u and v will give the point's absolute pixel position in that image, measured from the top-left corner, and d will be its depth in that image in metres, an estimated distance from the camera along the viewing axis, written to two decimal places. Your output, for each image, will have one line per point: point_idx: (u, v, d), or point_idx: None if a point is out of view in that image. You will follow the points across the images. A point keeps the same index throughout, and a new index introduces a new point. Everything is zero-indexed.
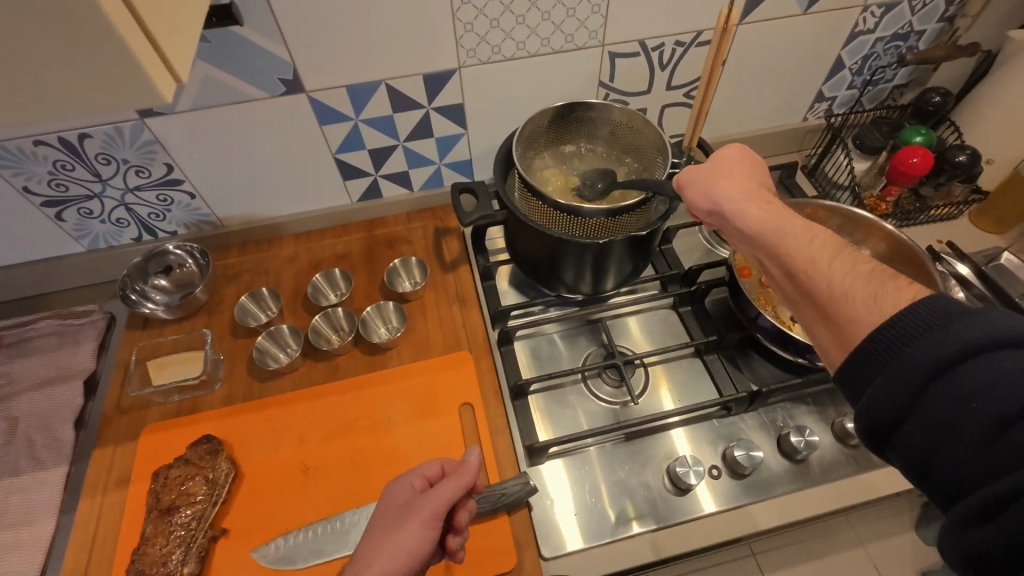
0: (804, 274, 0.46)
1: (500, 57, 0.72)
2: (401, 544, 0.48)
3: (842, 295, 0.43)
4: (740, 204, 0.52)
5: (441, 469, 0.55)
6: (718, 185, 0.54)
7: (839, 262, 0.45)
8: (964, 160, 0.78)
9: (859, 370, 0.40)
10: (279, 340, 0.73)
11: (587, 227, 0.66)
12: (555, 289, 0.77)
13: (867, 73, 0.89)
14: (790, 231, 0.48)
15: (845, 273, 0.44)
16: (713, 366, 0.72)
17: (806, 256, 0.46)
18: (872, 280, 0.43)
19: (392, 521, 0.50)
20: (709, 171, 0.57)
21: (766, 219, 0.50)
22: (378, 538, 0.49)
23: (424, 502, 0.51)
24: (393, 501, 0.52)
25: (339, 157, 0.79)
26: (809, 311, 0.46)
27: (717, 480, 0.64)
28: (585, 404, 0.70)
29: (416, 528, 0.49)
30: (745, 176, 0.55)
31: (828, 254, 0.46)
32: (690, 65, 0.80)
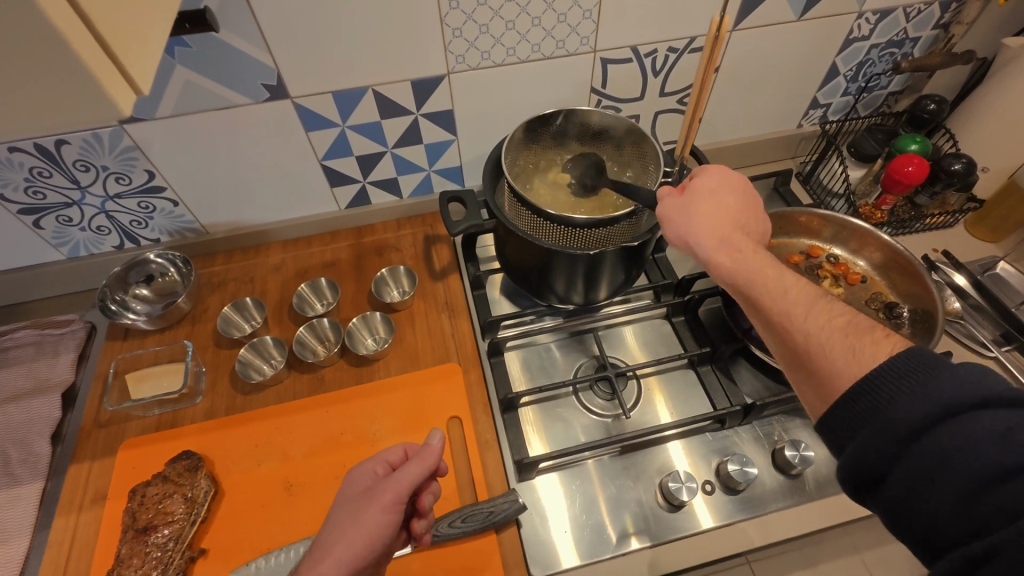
0: (782, 326, 0.46)
1: (490, 63, 0.70)
2: (364, 531, 0.47)
3: (822, 352, 0.43)
4: (717, 250, 0.51)
5: (403, 454, 0.55)
6: (699, 214, 0.52)
7: (815, 314, 0.45)
8: (960, 168, 0.77)
9: (844, 424, 0.40)
10: (264, 352, 0.72)
11: (577, 238, 0.65)
12: (546, 299, 0.75)
13: (862, 80, 0.88)
14: (765, 284, 0.48)
15: (821, 327, 0.44)
16: (707, 378, 0.70)
17: (784, 309, 0.46)
18: (850, 334, 0.43)
19: (354, 506, 0.49)
20: (685, 198, 0.54)
21: (742, 263, 0.49)
22: (339, 524, 0.48)
23: (386, 486, 0.50)
24: (355, 487, 0.51)
25: (326, 163, 0.77)
26: (789, 361, 0.47)
27: (711, 495, 0.62)
28: (578, 416, 0.68)
29: (378, 512, 0.48)
30: (727, 204, 0.53)
31: (805, 306, 0.46)
32: (683, 72, 0.79)
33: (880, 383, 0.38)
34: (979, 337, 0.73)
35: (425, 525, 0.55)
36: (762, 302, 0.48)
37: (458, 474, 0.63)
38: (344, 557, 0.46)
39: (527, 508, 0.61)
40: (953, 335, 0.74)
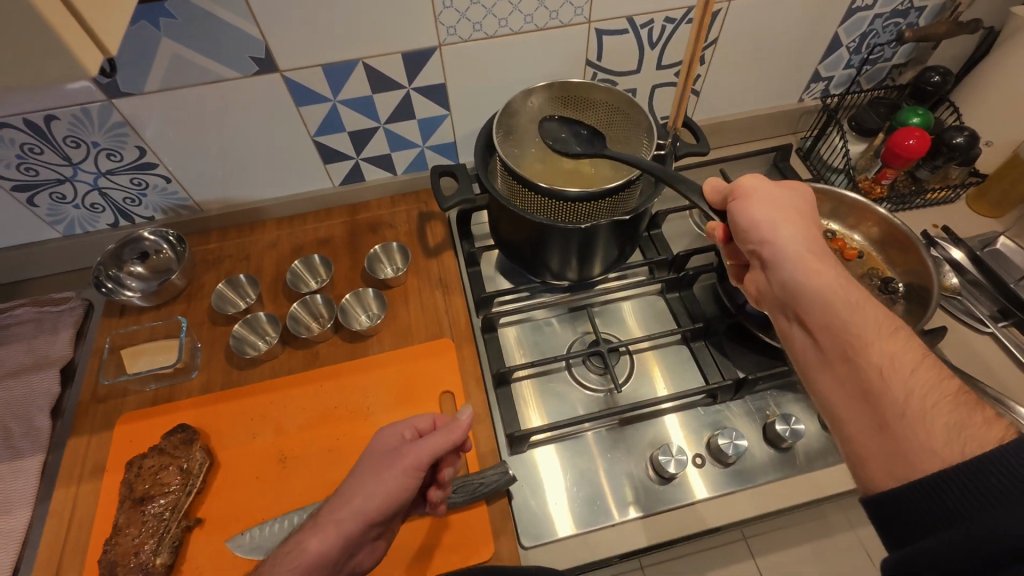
0: (873, 369, 0.43)
1: (482, 35, 0.69)
2: (387, 485, 0.49)
3: (916, 416, 0.39)
4: (805, 257, 0.49)
5: (432, 424, 0.56)
6: (789, 227, 0.51)
7: (920, 372, 0.42)
8: (962, 142, 0.75)
9: (923, 518, 0.35)
10: (257, 328, 0.72)
11: (568, 211, 0.65)
12: (541, 276, 0.75)
13: (865, 51, 0.86)
14: (863, 321, 0.45)
15: (919, 392, 0.41)
16: (700, 353, 0.71)
17: (882, 354, 0.43)
18: (956, 407, 0.39)
19: (376, 466, 0.50)
20: (771, 191, 0.53)
21: (841, 291, 0.47)
22: (368, 474, 0.50)
23: (411, 449, 0.51)
24: (380, 446, 0.52)
25: (318, 139, 0.77)
26: (857, 404, 0.43)
27: (701, 469, 0.63)
28: (570, 392, 0.68)
29: (399, 473, 0.49)
30: (818, 238, 0.52)
31: (909, 363, 0.43)
32: (681, 43, 0.77)
33: (988, 478, 0.32)
34: (975, 313, 0.73)
35: (442, 496, 0.56)
36: (857, 339, 0.44)
37: None
38: (364, 507, 0.47)
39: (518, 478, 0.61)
40: (951, 311, 0.74)
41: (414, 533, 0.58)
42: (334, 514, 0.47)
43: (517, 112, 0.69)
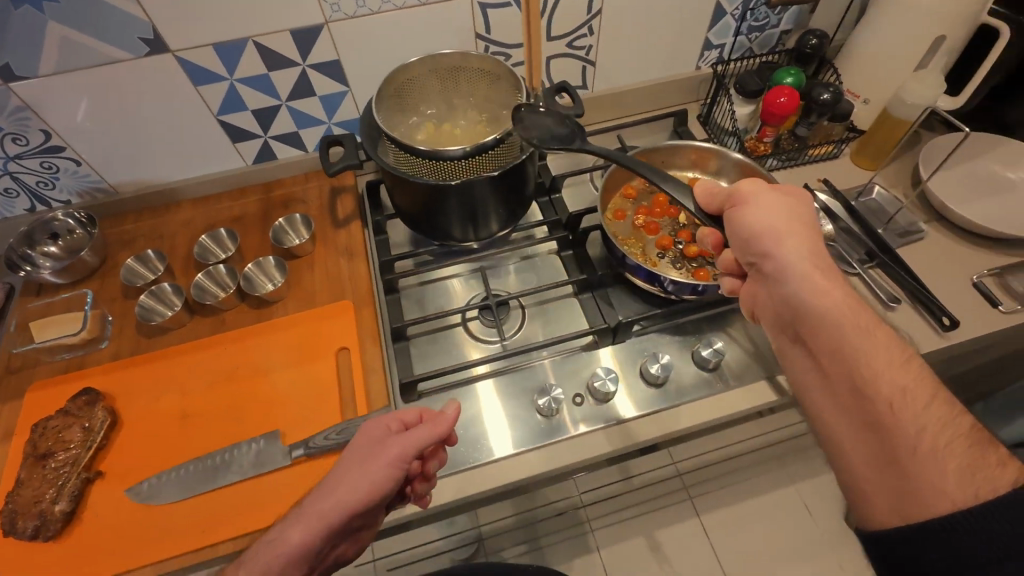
0: (886, 399, 0.46)
1: (366, 10, 0.73)
2: (370, 479, 0.50)
3: (930, 453, 0.43)
4: (811, 273, 0.51)
5: (417, 416, 0.57)
6: (788, 241, 0.53)
7: (914, 408, 0.45)
8: (828, 98, 0.80)
9: (915, 543, 0.42)
10: (164, 298, 0.75)
11: (448, 170, 0.69)
12: (439, 239, 0.80)
13: (752, 19, 0.90)
14: (876, 350, 0.48)
15: (936, 429, 0.44)
16: (587, 304, 0.75)
17: (889, 386, 0.46)
18: (969, 448, 0.43)
19: (363, 455, 0.52)
20: (768, 199, 0.55)
21: (843, 310, 0.49)
22: (355, 460, 0.52)
23: (395, 441, 0.53)
24: (368, 436, 0.54)
25: (222, 118, 0.80)
26: (863, 431, 0.47)
27: (580, 407, 0.68)
28: (464, 345, 0.74)
29: (383, 466, 0.51)
30: (822, 250, 0.53)
31: (922, 398, 0.46)
32: (566, 15, 0.81)
33: (996, 529, 0.39)
34: (847, 256, 0.78)
35: (427, 487, 0.60)
36: (864, 367, 0.48)
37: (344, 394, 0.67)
38: (347, 499, 0.49)
39: None
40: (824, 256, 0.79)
41: (299, 479, 0.60)
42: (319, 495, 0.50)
43: (397, 83, 0.72)
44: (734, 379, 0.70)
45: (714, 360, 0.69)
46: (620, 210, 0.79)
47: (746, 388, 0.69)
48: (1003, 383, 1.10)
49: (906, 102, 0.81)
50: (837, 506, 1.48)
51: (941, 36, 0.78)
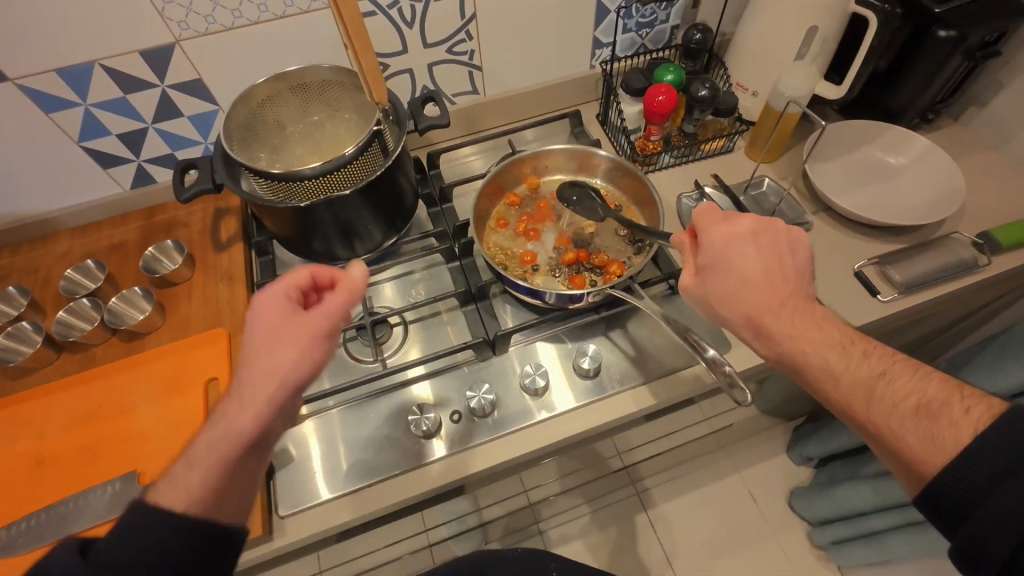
0: (844, 410, 0.48)
1: (218, 27, 0.70)
2: (286, 374, 0.45)
3: (893, 436, 0.46)
4: (760, 332, 0.50)
5: (313, 279, 0.51)
6: (733, 301, 0.51)
7: (876, 399, 0.47)
8: (705, 93, 0.80)
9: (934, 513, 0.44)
10: (23, 337, 0.72)
11: (304, 190, 0.67)
12: (317, 260, 0.78)
13: (637, 16, 0.89)
14: (824, 373, 0.48)
15: (885, 416, 0.46)
16: (470, 316, 0.74)
17: (843, 395, 0.48)
18: (919, 422, 0.45)
19: (268, 342, 0.46)
20: (707, 252, 0.52)
21: (795, 355, 0.49)
22: (259, 347, 0.46)
23: (308, 318, 0.47)
24: (266, 315, 0.47)
25: (86, 145, 0.77)
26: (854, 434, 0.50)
27: (457, 424, 0.67)
28: (343, 365, 0.72)
29: (303, 344, 0.46)
30: (768, 287, 0.50)
31: (865, 390, 0.47)
32: (438, 21, 0.79)
33: (976, 469, 0.41)
34: None
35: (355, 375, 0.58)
36: (820, 389, 0.49)
37: None
38: (265, 403, 0.45)
39: (285, 449, 0.66)
40: None
41: None
42: (232, 412, 0.45)
43: (249, 105, 0.69)
44: (616, 384, 0.70)
45: (594, 369, 0.69)
46: (502, 218, 0.80)
47: (627, 393, 0.69)
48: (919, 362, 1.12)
49: (784, 94, 0.81)
50: (781, 491, 1.48)
51: (814, 26, 0.78)
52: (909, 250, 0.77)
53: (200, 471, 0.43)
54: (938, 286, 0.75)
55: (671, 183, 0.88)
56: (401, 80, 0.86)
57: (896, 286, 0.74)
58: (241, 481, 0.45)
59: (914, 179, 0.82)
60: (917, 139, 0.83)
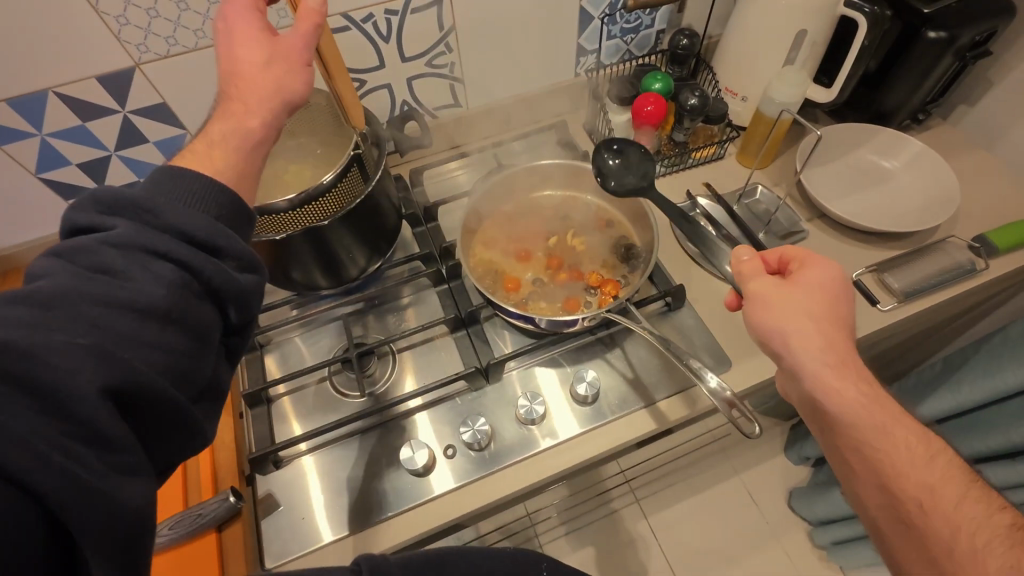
0: (916, 505, 0.44)
1: (182, 48, 0.66)
2: (287, 86, 0.49)
3: (969, 555, 0.41)
4: (826, 378, 0.46)
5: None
6: (801, 344, 0.47)
7: (963, 507, 0.43)
8: (695, 102, 0.78)
9: None
10: None
11: (282, 223, 0.63)
12: (298, 291, 0.74)
13: (621, 22, 0.86)
14: (889, 447, 0.45)
15: (970, 527, 0.42)
16: (462, 343, 0.71)
17: (920, 487, 0.44)
18: (1013, 547, 0.40)
19: (249, 64, 0.48)
20: (783, 294, 0.50)
21: (862, 412, 0.46)
22: (246, 30, 0.49)
23: (281, 41, 0.49)
24: (237, 41, 0.48)
25: (44, 176, 0.72)
26: (902, 535, 0.45)
27: (452, 459, 0.64)
28: (329, 401, 0.69)
29: (285, 68, 0.49)
30: (835, 336, 0.48)
31: (950, 494, 0.43)
32: (416, 34, 0.76)
33: None
34: None
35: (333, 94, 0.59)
36: (891, 469, 0.45)
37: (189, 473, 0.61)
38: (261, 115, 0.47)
39: (269, 495, 0.62)
40: (706, 267, 0.77)
41: None
42: (238, 114, 0.47)
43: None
44: (615, 409, 0.67)
45: (591, 395, 0.66)
46: (490, 238, 0.76)
47: (628, 418, 0.66)
48: (913, 362, 1.12)
49: (776, 101, 0.79)
50: (779, 493, 1.48)
51: (803, 31, 0.76)
52: (906, 257, 0.76)
53: (220, 156, 0.44)
54: (940, 292, 0.73)
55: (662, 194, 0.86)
56: (380, 96, 0.82)
57: (895, 295, 0.73)
58: (254, 176, 0.47)
59: (908, 182, 0.81)
60: (909, 142, 0.82)
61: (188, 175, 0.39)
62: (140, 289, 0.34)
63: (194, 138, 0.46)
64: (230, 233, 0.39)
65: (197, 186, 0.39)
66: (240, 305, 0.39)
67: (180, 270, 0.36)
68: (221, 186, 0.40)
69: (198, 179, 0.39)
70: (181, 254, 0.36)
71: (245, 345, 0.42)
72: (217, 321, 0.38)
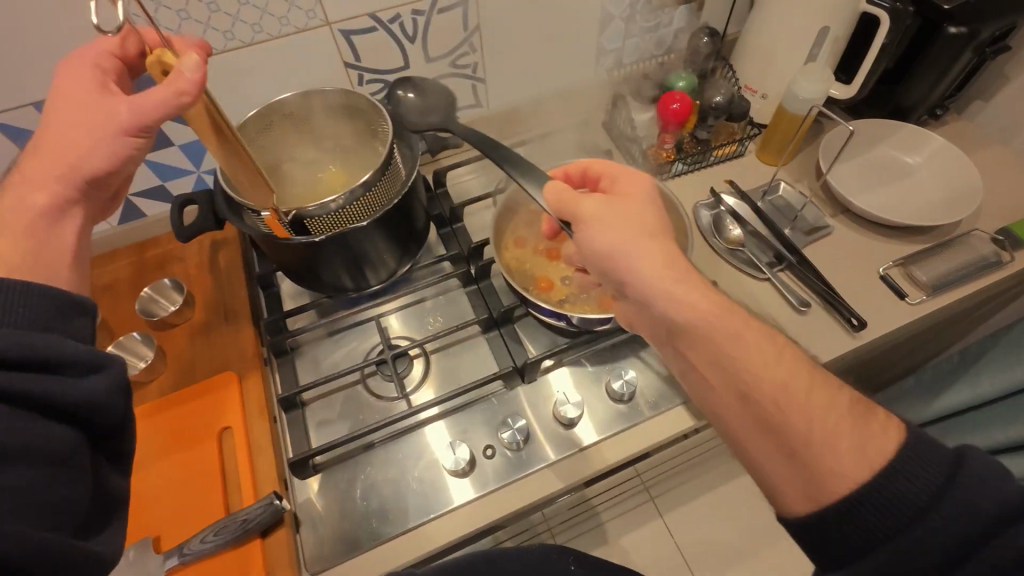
0: (776, 410, 0.41)
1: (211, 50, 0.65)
2: (78, 157, 0.48)
3: (829, 442, 0.39)
4: (665, 283, 0.45)
5: (125, 48, 0.53)
6: (642, 262, 0.46)
7: (838, 419, 0.41)
8: (721, 102, 0.81)
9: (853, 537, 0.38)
10: (133, 349, 0.70)
11: (318, 226, 0.62)
12: (328, 293, 0.73)
13: (641, 20, 0.86)
14: (801, 397, 0.41)
15: (862, 439, 0.40)
16: (495, 343, 0.71)
17: (788, 401, 0.41)
18: (893, 447, 0.39)
19: (66, 134, 0.48)
20: (613, 215, 0.48)
21: (721, 320, 0.44)
22: (58, 104, 0.48)
23: (128, 107, 0.48)
24: (74, 106, 0.49)
25: None
26: (765, 443, 0.42)
27: (491, 460, 0.64)
28: (364, 402, 0.69)
29: (97, 141, 0.48)
30: (652, 238, 0.47)
31: (823, 408, 0.41)
32: (441, 34, 0.76)
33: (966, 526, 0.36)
34: (755, 261, 0.76)
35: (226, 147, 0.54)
36: (767, 389, 0.42)
37: (228, 478, 0.61)
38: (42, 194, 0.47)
39: (309, 500, 0.62)
40: (734, 263, 0.77)
41: None
42: (27, 188, 0.47)
43: (255, 135, 0.67)
44: (652, 406, 0.67)
45: (628, 393, 0.67)
46: (520, 237, 0.76)
47: (665, 416, 0.67)
48: (928, 355, 1.13)
49: (799, 98, 0.79)
50: None
51: (825, 28, 0.77)
52: (933, 249, 0.77)
53: (4, 241, 0.45)
54: (968, 285, 0.74)
55: (684, 192, 0.86)
56: None
57: (923, 288, 0.73)
58: (53, 252, 0.47)
59: (931, 177, 0.82)
60: (932, 138, 0.83)
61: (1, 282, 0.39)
62: None
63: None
64: (53, 340, 0.40)
65: (1, 300, 0.39)
66: (89, 409, 0.41)
67: (7, 402, 0.37)
68: (34, 290, 0.41)
69: (1, 287, 0.39)
70: (11, 382, 0.37)
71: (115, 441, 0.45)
72: (74, 434, 0.41)
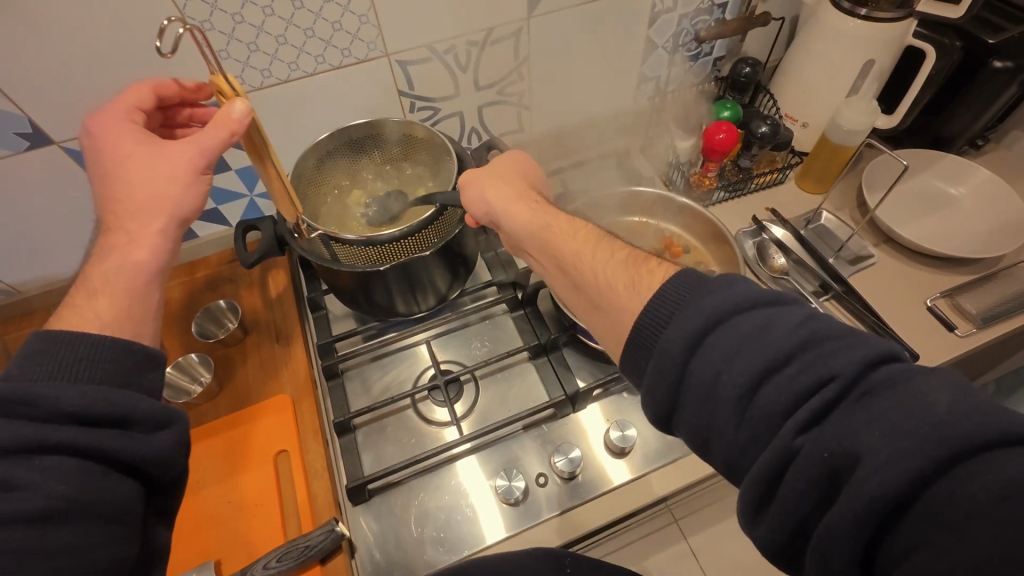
0: (571, 264, 0.51)
1: (274, 80, 0.67)
2: (169, 203, 0.49)
3: (608, 287, 0.47)
4: (510, 206, 0.56)
5: (154, 99, 0.55)
6: (490, 192, 0.57)
7: (600, 252, 0.50)
8: (766, 130, 0.80)
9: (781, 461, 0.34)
10: (190, 370, 0.71)
11: (380, 255, 0.64)
12: (378, 317, 0.74)
13: (683, 50, 0.88)
14: (579, 249, 0.51)
15: (603, 269, 0.49)
16: (544, 369, 0.71)
17: (572, 249, 0.51)
18: (628, 268, 0.47)
19: (140, 187, 0.49)
20: (480, 170, 0.60)
21: (533, 218, 0.54)
22: (122, 159, 0.49)
23: (187, 152, 0.49)
24: (130, 159, 0.49)
25: None
26: (584, 306, 0.51)
27: (545, 487, 0.64)
28: (414, 426, 0.69)
29: (176, 189, 0.49)
30: (520, 183, 0.59)
31: (596, 249, 0.51)
32: (492, 64, 0.77)
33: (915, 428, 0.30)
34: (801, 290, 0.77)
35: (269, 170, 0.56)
36: (569, 252, 0.51)
37: (285, 503, 0.62)
38: (137, 249, 0.48)
39: (361, 525, 0.62)
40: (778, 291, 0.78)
41: None
42: (123, 247, 0.48)
43: (316, 162, 0.69)
44: None
45: None
46: None
47: None
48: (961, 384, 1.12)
49: (843, 128, 0.80)
50: None
51: (871, 60, 0.77)
52: (982, 280, 0.77)
53: (102, 302, 0.46)
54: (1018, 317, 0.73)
55: (725, 219, 0.87)
56: (451, 123, 0.83)
57: (973, 321, 0.73)
58: (144, 308, 0.48)
59: (977, 208, 0.82)
60: (977, 169, 0.84)
61: (73, 339, 0.41)
62: (39, 490, 0.36)
63: (78, 283, 0.47)
64: (124, 394, 0.41)
65: (84, 352, 0.41)
66: (155, 464, 0.42)
67: (82, 456, 0.39)
68: (116, 341, 0.43)
69: (90, 343, 0.42)
70: (82, 437, 0.38)
71: (171, 498, 0.46)
72: (135, 488, 0.41)
